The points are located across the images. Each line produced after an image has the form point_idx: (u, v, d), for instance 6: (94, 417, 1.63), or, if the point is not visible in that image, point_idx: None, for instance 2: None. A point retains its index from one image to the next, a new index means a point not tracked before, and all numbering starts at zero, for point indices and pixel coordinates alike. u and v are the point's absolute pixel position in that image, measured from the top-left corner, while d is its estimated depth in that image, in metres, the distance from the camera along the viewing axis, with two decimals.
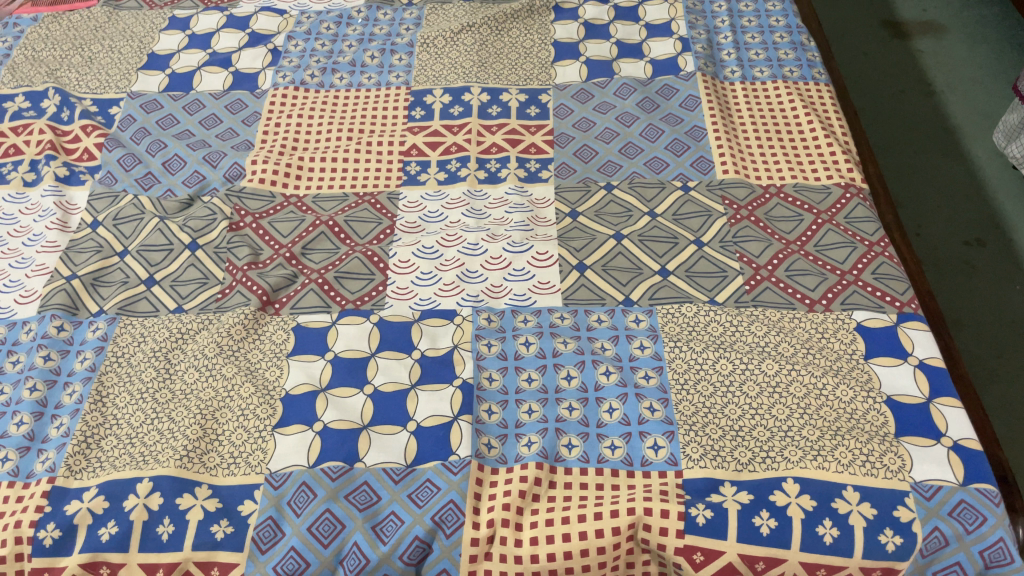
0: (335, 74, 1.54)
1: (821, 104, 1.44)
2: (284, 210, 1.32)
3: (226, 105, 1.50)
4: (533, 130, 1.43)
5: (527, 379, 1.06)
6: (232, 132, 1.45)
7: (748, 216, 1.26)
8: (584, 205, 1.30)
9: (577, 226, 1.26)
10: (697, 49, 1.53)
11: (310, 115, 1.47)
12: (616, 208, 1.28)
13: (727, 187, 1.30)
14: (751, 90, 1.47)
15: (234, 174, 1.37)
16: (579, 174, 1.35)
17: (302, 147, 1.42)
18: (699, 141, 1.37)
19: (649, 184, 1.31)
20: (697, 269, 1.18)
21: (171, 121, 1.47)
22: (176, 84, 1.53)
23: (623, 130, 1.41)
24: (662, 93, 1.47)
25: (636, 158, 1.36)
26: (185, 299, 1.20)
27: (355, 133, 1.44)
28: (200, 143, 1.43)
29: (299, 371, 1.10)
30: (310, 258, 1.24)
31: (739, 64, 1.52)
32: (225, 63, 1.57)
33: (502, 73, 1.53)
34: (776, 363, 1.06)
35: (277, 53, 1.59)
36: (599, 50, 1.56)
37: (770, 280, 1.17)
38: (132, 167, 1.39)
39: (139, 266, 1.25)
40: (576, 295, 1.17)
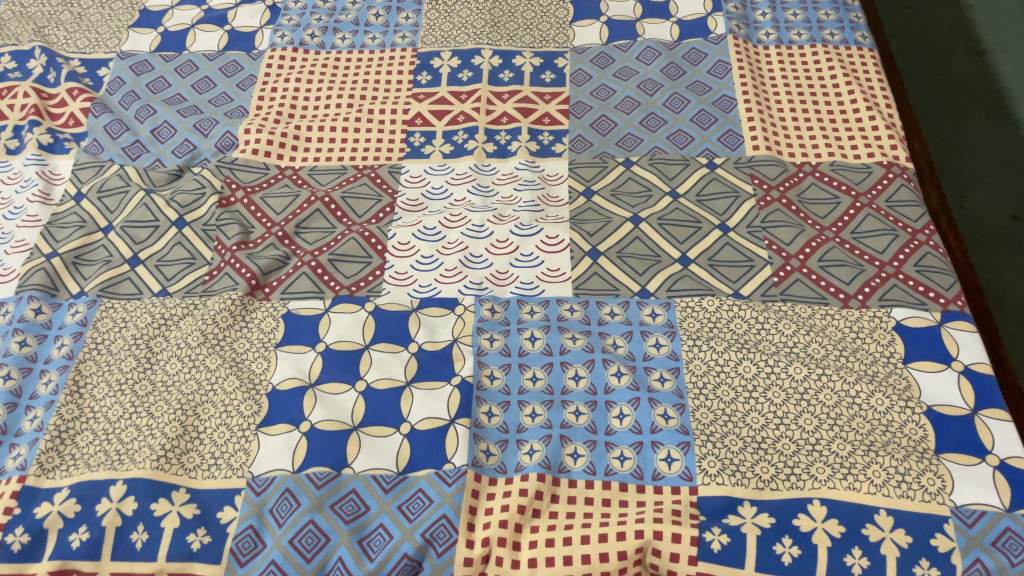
0: (337, 33, 1.44)
1: (864, 71, 1.32)
2: (277, 183, 1.24)
3: (221, 67, 1.40)
4: (548, 98, 1.32)
5: (531, 378, 0.98)
6: (226, 97, 1.36)
7: (779, 198, 1.15)
8: (599, 183, 1.20)
9: (590, 207, 1.16)
10: (729, 9, 1.40)
11: (308, 79, 1.37)
12: (635, 187, 1.18)
13: (756, 165, 1.19)
14: (787, 54, 1.35)
15: (226, 143, 1.28)
16: (595, 148, 1.25)
17: (299, 115, 1.32)
18: (728, 113, 1.26)
19: (672, 161, 1.21)
20: (722, 258, 1.09)
21: (162, 84, 1.38)
22: (168, 44, 1.44)
23: (645, 99, 1.29)
24: (690, 58, 1.34)
25: (658, 131, 1.25)
26: (169, 281, 1.13)
27: (355, 99, 1.34)
28: (192, 109, 1.34)
29: (288, 365, 1.02)
30: (304, 238, 1.16)
31: (775, 25, 1.39)
32: (220, 21, 1.47)
33: (516, 34, 1.42)
34: (805, 367, 0.96)
35: (276, 10, 1.49)
36: (622, 8, 1.44)
37: (801, 272, 1.06)
38: (119, 134, 1.31)
39: (123, 244, 1.17)
40: (587, 284, 1.08)
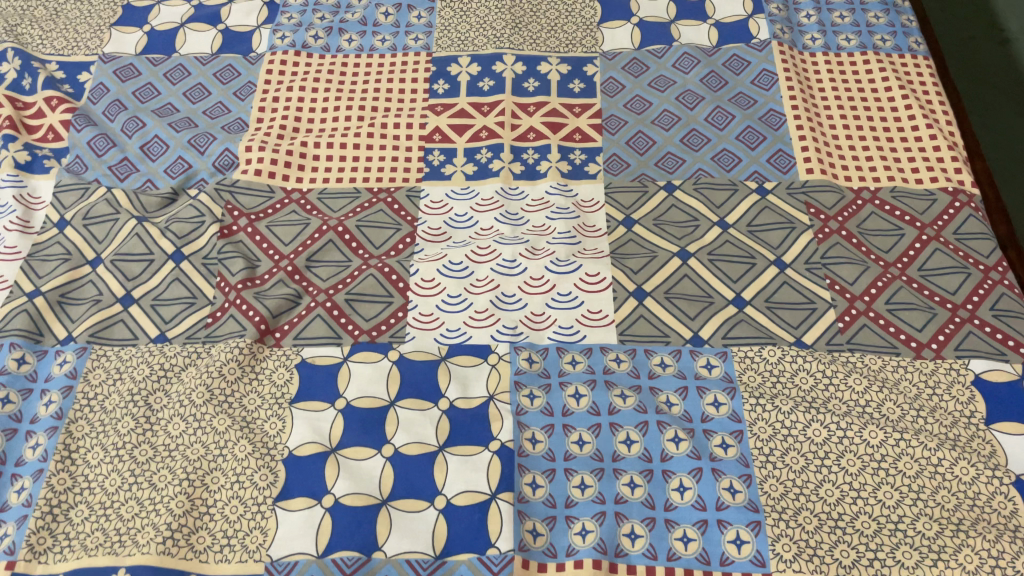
0: (343, 35, 1.31)
1: (920, 83, 1.21)
2: (284, 209, 1.12)
3: (215, 72, 1.27)
4: (578, 110, 1.21)
5: (578, 442, 0.89)
6: (222, 107, 1.23)
7: (838, 229, 1.05)
8: (640, 210, 1.09)
9: (631, 239, 1.06)
10: (771, 10, 1.29)
11: (313, 88, 1.25)
12: (679, 216, 1.08)
13: (811, 190, 1.09)
14: (836, 62, 1.24)
15: (225, 163, 1.16)
16: (633, 170, 1.14)
17: (305, 129, 1.20)
18: (777, 130, 1.16)
19: (718, 185, 1.10)
20: (780, 299, 0.99)
21: (150, 92, 1.25)
22: (156, 46, 1.31)
23: (685, 114, 1.18)
24: (731, 66, 1.24)
25: (701, 150, 1.15)
26: (168, 324, 1.02)
27: (366, 112, 1.22)
28: (185, 122, 1.21)
29: (306, 425, 0.92)
30: (317, 274, 1.05)
31: (821, 29, 1.28)
32: (212, 19, 1.34)
33: (539, 36, 1.30)
34: (881, 431, 0.87)
35: (274, 7, 1.35)
36: (654, 8, 1.32)
37: (867, 316, 0.97)
38: (105, 151, 1.18)
39: (114, 281, 1.06)
40: (633, 330, 0.98)
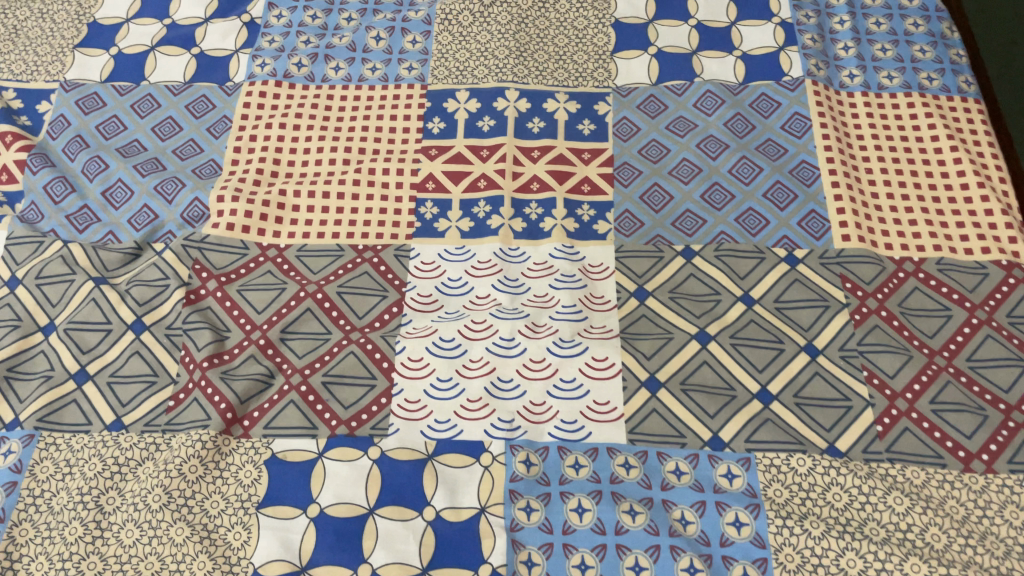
0: (329, 62, 1.19)
1: (971, 130, 1.08)
2: (259, 269, 1.01)
3: (187, 103, 1.15)
4: (587, 156, 1.09)
5: (580, 568, 0.78)
6: (194, 147, 1.11)
7: (877, 309, 0.94)
8: (654, 280, 0.98)
9: (644, 315, 0.95)
10: (805, 42, 1.16)
11: (294, 125, 1.13)
12: (698, 289, 0.96)
13: (847, 261, 0.97)
14: (877, 104, 1.11)
15: (194, 214, 1.05)
16: (647, 230, 1.02)
17: (284, 174, 1.09)
18: (809, 187, 1.03)
19: (743, 252, 0.99)
20: (810, 394, 0.88)
21: (115, 126, 1.13)
22: (123, 71, 1.19)
23: (707, 165, 1.06)
24: (759, 107, 1.11)
25: (724, 209, 1.02)
26: (125, 407, 0.91)
27: (353, 154, 1.11)
28: (152, 163, 1.09)
29: (274, 538, 0.82)
30: (292, 349, 0.95)
31: (860, 64, 1.15)
32: (186, 41, 1.21)
33: (546, 67, 1.17)
34: (924, 564, 0.77)
35: (254, 27, 1.23)
36: (674, 36, 1.19)
37: (909, 417, 0.86)
38: (63, 197, 1.07)
39: (67, 353, 0.95)
40: (645, 427, 0.87)
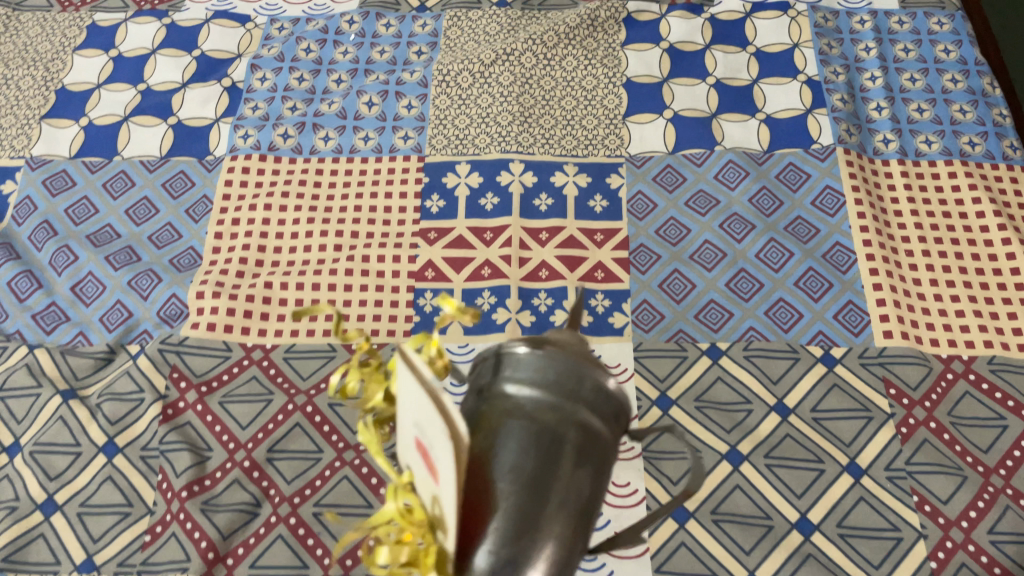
0: (318, 131, 1.09)
1: (1020, 204, 0.99)
2: (242, 374, 0.92)
3: (164, 182, 1.06)
4: (600, 238, 1.00)
5: None
6: (171, 232, 1.02)
7: (925, 419, 0.85)
8: (678, 386, 0.88)
9: (668, 428, 0.86)
10: (835, 104, 1.06)
11: (280, 206, 1.03)
12: (727, 397, 0.87)
13: (891, 362, 0.89)
14: (915, 175, 1.02)
15: (172, 313, 0.96)
16: (668, 324, 0.93)
17: (270, 263, 1.00)
18: (845, 274, 0.94)
19: (775, 353, 0.90)
20: (856, 523, 0.80)
21: (86, 209, 1.04)
22: (94, 145, 1.09)
23: (732, 248, 0.97)
24: (787, 179, 1.01)
25: (753, 301, 0.93)
26: (96, 543, 0.82)
27: (344, 238, 1.01)
28: (125, 253, 1.00)
29: None
30: (280, 472, 0.86)
31: (895, 127, 1.05)
32: (162, 109, 1.12)
33: (553, 134, 1.08)
34: None
35: (236, 92, 1.13)
36: (692, 97, 1.10)
37: (965, 551, 0.78)
38: (28, 294, 0.98)
39: (33, 480, 0.86)
40: (673, 564, 0.78)
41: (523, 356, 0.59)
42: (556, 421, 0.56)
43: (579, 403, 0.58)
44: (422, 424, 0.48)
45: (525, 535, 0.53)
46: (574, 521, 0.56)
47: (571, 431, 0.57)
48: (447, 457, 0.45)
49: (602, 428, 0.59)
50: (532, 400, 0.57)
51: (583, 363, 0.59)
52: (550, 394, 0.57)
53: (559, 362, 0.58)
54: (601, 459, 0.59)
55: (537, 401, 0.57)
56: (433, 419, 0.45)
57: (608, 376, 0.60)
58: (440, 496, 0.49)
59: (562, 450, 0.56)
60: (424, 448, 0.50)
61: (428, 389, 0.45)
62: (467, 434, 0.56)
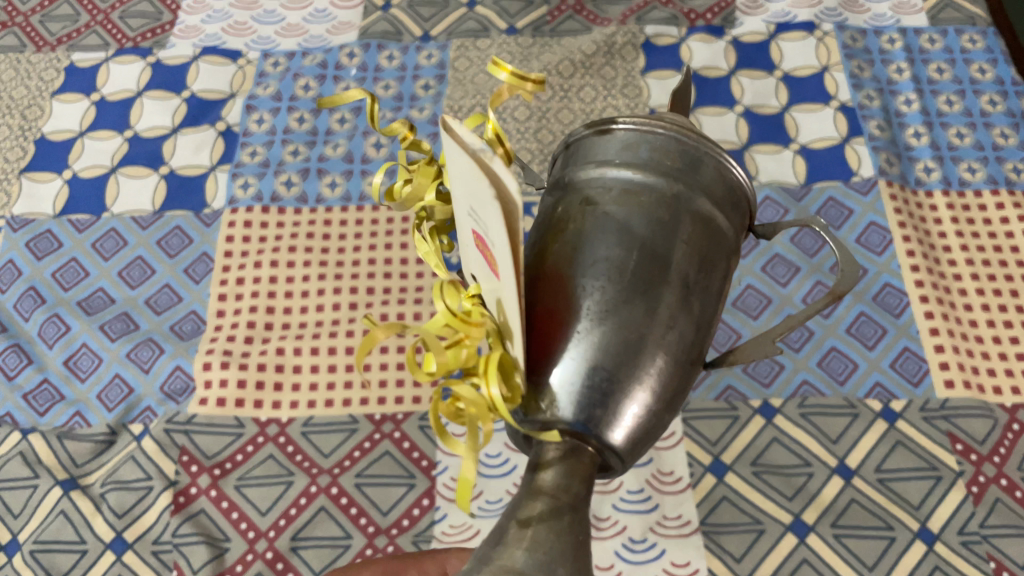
0: (323, 177, 1.02)
1: None
2: (257, 453, 0.85)
3: (159, 239, 0.98)
4: None
5: None
6: (171, 295, 0.94)
7: (996, 476, 0.80)
8: (731, 450, 0.83)
9: (725, 497, 0.80)
10: (871, 132, 1.01)
11: (288, 262, 0.96)
12: (785, 459, 0.82)
13: (955, 415, 0.83)
14: (961, 207, 0.97)
15: (177, 387, 0.88)
16: (716, 380, 0.87)
17: (280, 326, 0.92)
18: (898, 318, 0.89)
19: (832, 409, 0.84)
20: None
21: (75, 273, 0.96)
22: (80, 201, 1.01)
23: (776, 293, 0.91)
24: (828, 215, 0.96)
25: (804, 351, 0.88)
26: None
27: (359, 295, 0.94)
28: (121, 321, 0.92)
29: None
30: (307, 563, 0.79)
31: (936, 155, 1.00)
32: (152, 158, 1.04)
33: None
34: None
35: (232, 136, 1.05)
36: (721, 128, 1.03)
37: None
38: (17, 371, 0.90)
39: None
40: None
41: (609, 145, 0.59)
42: (656, 205, 0.55)
43: (674, 190, 0.56)
44: (479, 214, 0.45)
45: (631, 322, 0.52)
46: (692, 312, 0.55)
47: (677, 229, 0.55)
48: (502, 233, 0.42)
49: (707, 225, 0.57)
50: (627, 178, 0.56)
51: (684, 140, 0.58)
52: (641, 166, 0.57)
53: (653, 139, 0.58)
54: (715, 252, 0.57)
55: (634, 178, 0.56)
56: (483, 191, 0.42)
57: (714, 174, 0.59)
58: (504, 295, 0.46)
59: (658, 227, 0.55)
60: (482, 238, 0.47)
61: (472, 156, 0.42)
62: (553, 234, 0.56)
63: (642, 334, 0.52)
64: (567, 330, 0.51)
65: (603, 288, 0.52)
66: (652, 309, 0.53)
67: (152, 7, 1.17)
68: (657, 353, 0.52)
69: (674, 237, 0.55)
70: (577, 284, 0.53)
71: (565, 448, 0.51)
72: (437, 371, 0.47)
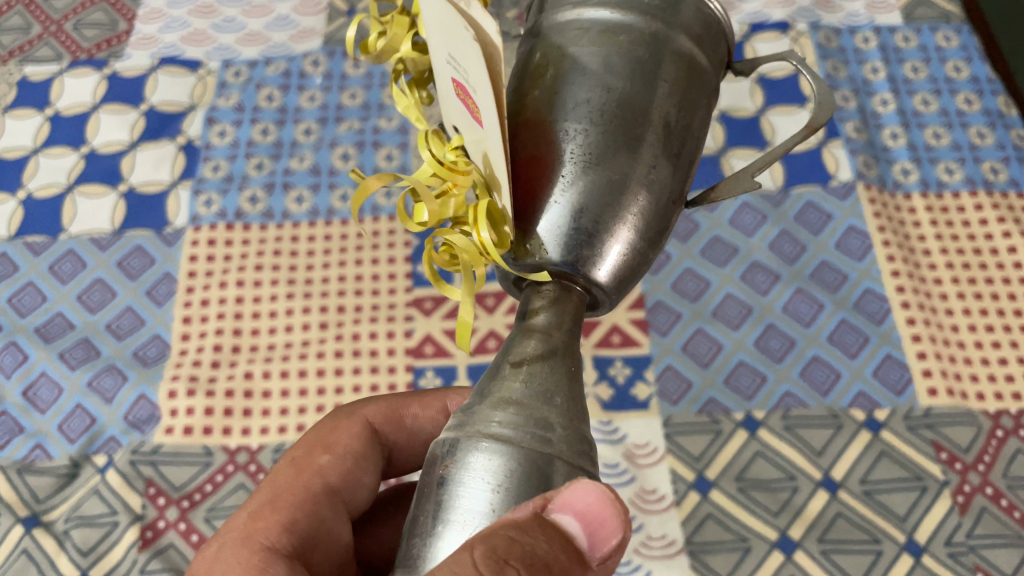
0: (290, 191, 0.99)
1: None
2: (228, 483, 0.82)
3: (120, 259, 0.94)
4: None
5: None
6: (133, 318, 0.91)
7: (981, 485, 0.79)
8: (715, 465, 0.81)
9: (710, 514, 0.78)
10: (848, 134, 1.00)
11: (255, 281, 0.93)
12: (769, 474, 0.80)
13: (939, 423, 0.82)
14: (939, 209, 0.95)
15: (142, 416, 0.85)
16: (697, 393, 0.85)
17: (248, 348, 0.89)
18: (880, 324, 0.87)
19: (816, 420, 0.83)
20: None
21: (33, 298, 0.92)
22: (36, 222, 0.97)
23: (757, 302, 0.90)
24: (807, 220, 0.94)
25: (786, 361, 0.86)
26: None
27: (330, 313, 0.91)
28: (82, 348, 0.89)
29: None
30: None
31: (913, 156, 0.99)
32: (111, 175, 1.00)
33: None
34: None
35: (193, 150, 1.02)
36: None
37: None
38: None
39: None
40: None
41: None
42: (632, 12, 0.47)
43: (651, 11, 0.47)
44: (461, 60, 0.40)
45: (610, 170, 0.43)
46: (679, 156, 0.46)
47: (658, 40, 0.46)
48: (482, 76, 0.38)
49: (693, 38, 0.48)
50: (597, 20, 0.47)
51: None
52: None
53: None
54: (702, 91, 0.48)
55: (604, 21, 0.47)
56: (460, 35, 0.39)
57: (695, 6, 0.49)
58: (488, 141, 0.41)
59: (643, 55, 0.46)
60: (462, 87, 0.41)
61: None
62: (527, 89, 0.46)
63: (625, 152, 0.44)
64: (547, 162, 0.43)
65: (576, 100, 0.44)
66: (636, 124, 0.44)
67: (107, 16, 1.13)
68: (647, 170, 0.44)
69: (655, 52, 0.46)
70: (546, 99, 0.45)
71: (556, 303, 0.44)
72: (429, 221, 0.43)
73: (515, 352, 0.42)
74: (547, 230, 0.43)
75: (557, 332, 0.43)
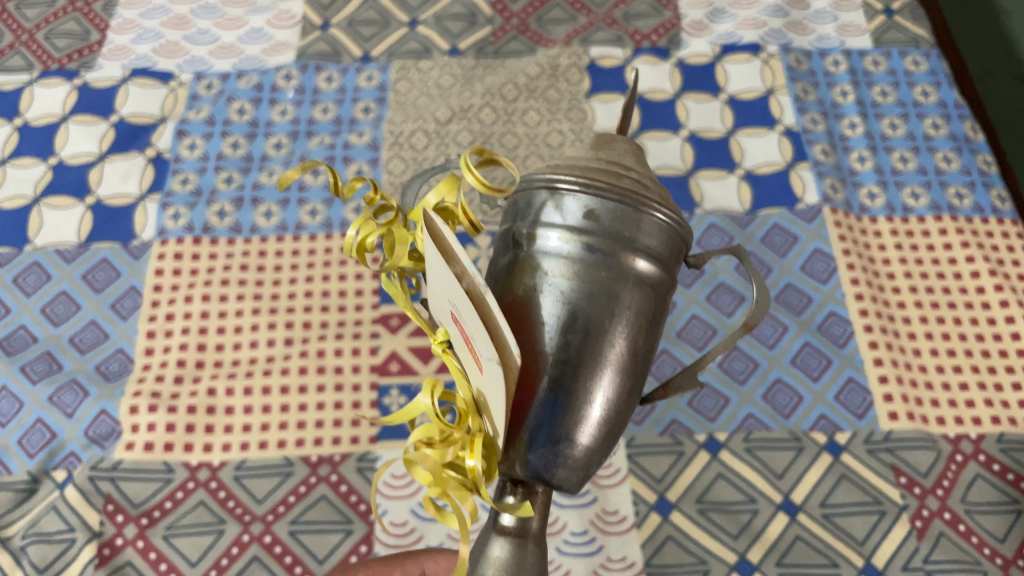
0: (259, 206, 0.98)
1: (1013, 260, 0.94)
2: (188, 499, 0.81)
3: (85, 272, 0.94)
4: None
5: None
6: (97, 332, 0.90)
7: (939, 509, 0.80)
8: (677, 486, 0.81)
9: (670, 536, 0.78)
10: (816, 157, 1.01)
11: (221, 295, 0.92)
12: (730, 496, 0.81)
13: (899, 447, 0.83)
14: (905, 233, 0.96)
15: (102, 432, 0.84)
16: (660, 414, 0.85)
17: (212, 364, 0.88)
18: (843, 348, 0.88)
19: (777, 443, 0.83)
20: None
21: None
22: (1, 233, 0.96)
23: (721, 324, 0.90)
24: (773, 242, 0.95)
25: (749, 383, 0.86)
26: None
27: (296, 329, 0.90)
28: (44, 361, 0.88)
29: None
30: None
31: (880, 179, 1.00)
32: (79, 188, 0.99)
33: None
34: None
35: (163, 163, 1.01)
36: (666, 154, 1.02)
37: None
38: None
39: None
40: None
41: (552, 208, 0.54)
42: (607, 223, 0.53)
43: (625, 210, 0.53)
44: (462, 314, 0.43)
45: (576, 389, 0.51)
46: (629, 367, 0.54)
47: (622, 253, 0.53)
48: (499, 388, 0.41)
49: (655, 243, 0.55)
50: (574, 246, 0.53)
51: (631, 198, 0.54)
52: (584, 177, 0.54)
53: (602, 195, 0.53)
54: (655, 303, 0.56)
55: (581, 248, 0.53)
56: (472, 316, 0.41)
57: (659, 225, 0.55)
58: (484, 387, 0.44)
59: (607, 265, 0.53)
60: (459, 322, 0.44)
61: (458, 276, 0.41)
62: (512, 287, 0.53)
63: (588, 367, 0.52)
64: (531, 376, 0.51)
65: (548, 322, 0.52)
66: (599, 350, 0.52)
67: (79, 26, 1.12)
68: (606, 375, 0.52)
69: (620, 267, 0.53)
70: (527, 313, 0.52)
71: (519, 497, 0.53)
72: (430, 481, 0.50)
73: (489, 561, 0.51)
74: (522, 435, 0.51)
75: (525, 541, 0.52)
